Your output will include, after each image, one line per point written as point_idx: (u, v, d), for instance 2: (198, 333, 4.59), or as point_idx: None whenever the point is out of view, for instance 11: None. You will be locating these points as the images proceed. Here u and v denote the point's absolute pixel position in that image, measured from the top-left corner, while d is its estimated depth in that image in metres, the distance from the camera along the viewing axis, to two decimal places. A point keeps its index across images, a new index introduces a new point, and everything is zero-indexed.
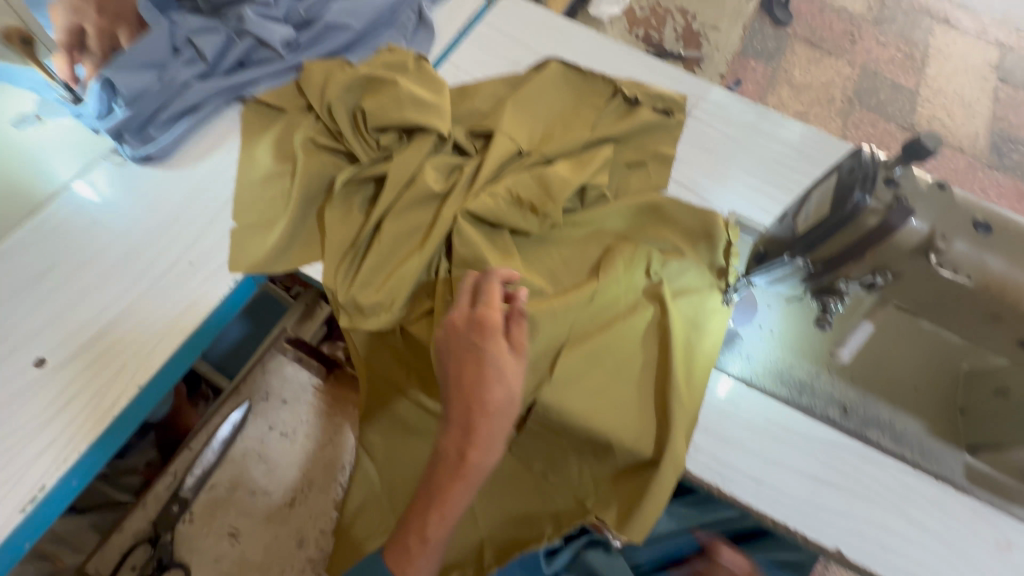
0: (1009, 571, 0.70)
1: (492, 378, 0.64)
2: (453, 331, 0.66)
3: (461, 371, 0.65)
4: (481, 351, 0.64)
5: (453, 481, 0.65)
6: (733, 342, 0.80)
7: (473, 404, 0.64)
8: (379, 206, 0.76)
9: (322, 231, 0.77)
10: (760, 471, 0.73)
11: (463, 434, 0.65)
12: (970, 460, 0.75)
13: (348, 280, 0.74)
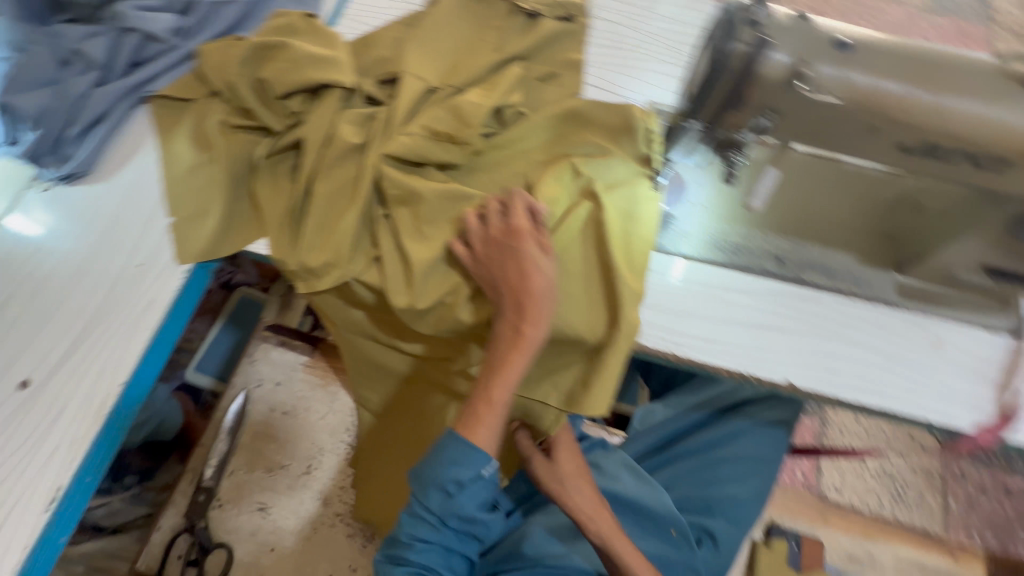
0: (946, 366, 0.77)
1: (531, 270, 0.71)
2: (490, 241, 0.73)
3: (506, 277, 0.71)
4: (514, 250, 0.71)
5: (510, 353, 0.69)
6: (669, 222, 0.84)
7: (517, 291, 0.70)
8: (304, 171, 0.79)
9: (257, 207, 0.80)
10: (710, 331, 0.79)
11: (516, 313, 0.70)
12: (900, 279, 0.81)
13: (293, 247, 0.78)
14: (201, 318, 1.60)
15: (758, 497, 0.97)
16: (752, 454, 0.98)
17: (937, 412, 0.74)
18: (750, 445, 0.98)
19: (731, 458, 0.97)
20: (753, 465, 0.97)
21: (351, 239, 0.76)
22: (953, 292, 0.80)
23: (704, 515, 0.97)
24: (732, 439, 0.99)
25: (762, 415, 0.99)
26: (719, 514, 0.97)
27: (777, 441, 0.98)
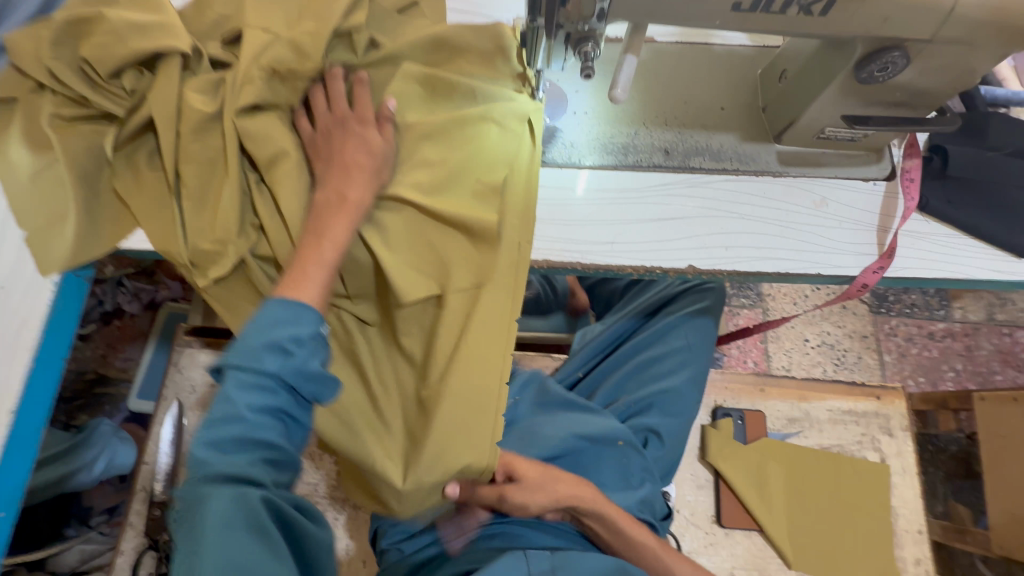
0: (831, 221, 0.81)
1: (356, 144, 0.72)
2: (322, 126, 0.74)
3: (326, 157, 0.72)
4: (339, 131, 0.73)
5: (334, 214, 0.70)
6: (556, 137, 0.84)
7: (336, 163, 0.72)
8: (165, 153, 0.73)
9: (127, 202, 0.75)
10: (611, 235, 0.80)
11: (339, 177, 0.71)
12: (779, 148, 0.84)
13: (177, 236, 0.73)
14: (131, 346, 1.59)
15: (699, 385, 1.05)
16: (687, 344, 1.04)
17: (827, 264, 0.79)
18: (683, 336, 1.05)
19: (670, 352, 1.04)
20: (689, 356, 1.04)
21: (232, 215, 0.72)
22: (828, 151, 0.84)
23: (644, 414, 1.02)
24: (668, 334, 1.05)
25: (688, 307, 1.06)
26: (658, 407, 1.02)
27: (707, 328, 1.05)
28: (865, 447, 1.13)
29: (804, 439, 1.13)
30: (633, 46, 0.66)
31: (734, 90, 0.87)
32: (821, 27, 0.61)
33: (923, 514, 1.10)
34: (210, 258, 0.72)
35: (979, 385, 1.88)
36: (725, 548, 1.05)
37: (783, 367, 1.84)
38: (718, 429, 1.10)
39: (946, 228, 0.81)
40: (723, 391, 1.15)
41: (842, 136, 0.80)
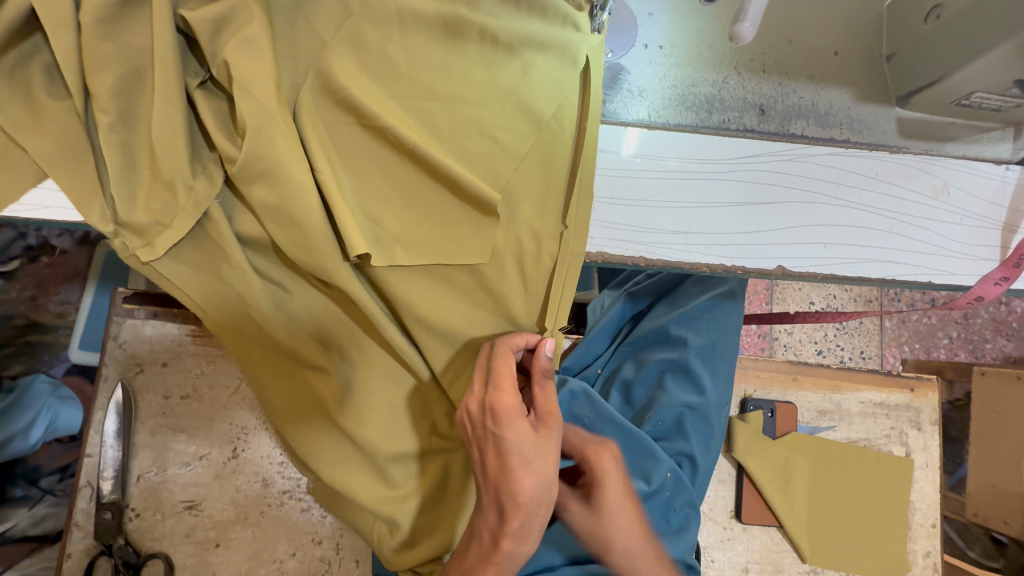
0: (948, 213, 0.65)
1: (516, 468, 0.54)
2: (471, 421, 0.57)
3: (483, 453, 0.56)
4: (491, 431, 0.55)
5: (486, 565, 0.56)
6: (619, 79, 0.62)
7: (502, 496, 0.55)
8: (62, 62, 0.48)
9: (11, 138, 0.50)
10: (684, 221, 0.62)
11: (496, 518, 0.56)
12: (901, 114, 0.65)
13: (94, 192, 0.50)
14: (67, 287, 1.28)
15: (721, 395, 0.89)
16: (706, 342, 0.89)
17: (940, 272, 0.64)
18: (701, 331, 0.89)
19: (683, 349, 0.89)
20: (709, 354, 0.89)
21: (183, 175, 0.50)
22: (959, 121, 0.66)
23: (677, 438, 0.89)
24: (682, 327, 0.90)
25: (707, 294, 0.90)
26: (690, 430, 0.88)
27: (730, 319, 0.89)
28: (892, 441, 1.06)
29: (833, 433, 1.05)
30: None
31: (855, 27, 0.66)
32: None
33: (938, 508, 1.07)
34: (165, 243, 0.51)
35: (971, 354, 1.86)
36: (741, 543, 1.00)
37: (786, 329, 1.76)
38: (747, 422, 1.01)
39: None
40: (754, 380, 1.05)
41: (987, 105, 0.62)
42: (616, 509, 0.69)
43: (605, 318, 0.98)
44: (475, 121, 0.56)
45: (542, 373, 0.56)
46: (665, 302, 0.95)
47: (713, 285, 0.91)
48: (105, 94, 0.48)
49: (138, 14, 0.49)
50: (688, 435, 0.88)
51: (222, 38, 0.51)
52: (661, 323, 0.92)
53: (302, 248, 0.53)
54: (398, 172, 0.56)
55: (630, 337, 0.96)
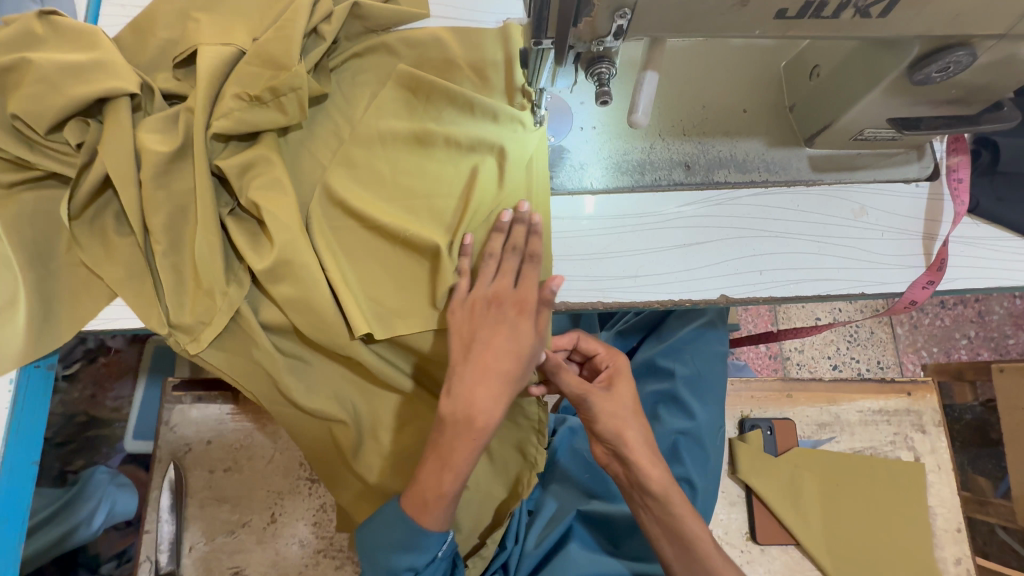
0: (869, 230, 0.74)
1: (500, 347, 0.61)
2: (493, 304, 0.63)
3: (489, 336, 0.62)
4: (511, 317, 0.62)
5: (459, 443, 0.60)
6: (563, 157, 0.75)
7: (483, 368, 0.61)
8: (128, 210, 0.63)
9: (92, 271, 0.65)
10: (633, 267, 0.72)
11: (471, 398, 0.60)
12: (811, 152, 0.76)
13: (153, 305, 0.64)
14: (120, 382, 1.44)
15: (712, 420, 0.96)
16: (692, 371, 0.98)
17: (871, 282, 0.72)
18: (686, 361, 0.99)
19: (672, 379, 0.98)
20: (697, 382, 0.97)
21: (220, 283, 0.63)
22: (865, 152, 0.76)
23: (672, 463, 0.94)
24: (668, 359, 0.99)
25: (689, 325, 1.00)
26: (686, 455, 0.93)
27: (714, 348, 0.99)
28: (899, 447, 1.08)
29: (835, 445, 1.08)
30: (657, 65, 0.58)
31: (757, 88, 0.78)
32: (870, 27, 0.53)
33: (960, 511, 1.06)
34: (207, 337, 0.63)
35: (994, 351, 1.82)
36: (761, 565, 1.01)
37: (796, 347, 1.78)
38: (748, 443, 1.05)
39: (998, 229, 0.74)
40: (749, 401, 1.10)
41: (880, 137, 0.72)
42: (630, 426, 0.69)
43: None
44: (448, 209, 0.69)
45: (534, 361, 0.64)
46: (650, 337, 1.04)
47: (692, 317, 1.01)
48: (160, 229, 0.63)
49: (183, 168, 0.65)
50: (683, 460, 0.93)
51: (246, 175, 0.66)
52: (649, 355, 1.01)
53: (316, 328, 0.65)
54: (393, 259, 0.68)
55: None
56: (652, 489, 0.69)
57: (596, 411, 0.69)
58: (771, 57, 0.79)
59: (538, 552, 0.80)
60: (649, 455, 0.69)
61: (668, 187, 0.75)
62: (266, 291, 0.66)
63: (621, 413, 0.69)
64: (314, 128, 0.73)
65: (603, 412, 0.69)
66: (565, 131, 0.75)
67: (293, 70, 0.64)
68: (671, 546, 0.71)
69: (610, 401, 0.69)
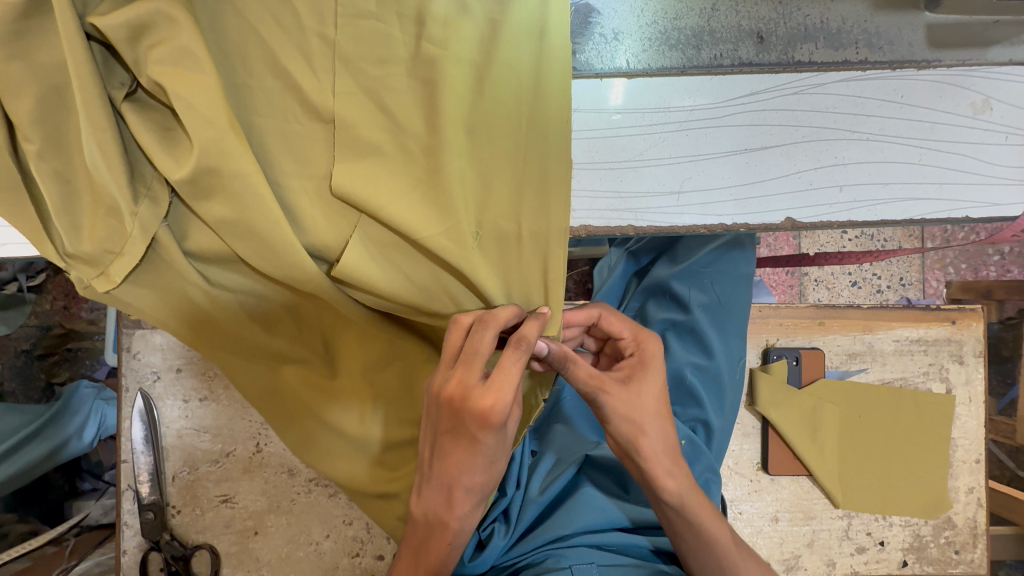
0: (989, 133, 0.56)
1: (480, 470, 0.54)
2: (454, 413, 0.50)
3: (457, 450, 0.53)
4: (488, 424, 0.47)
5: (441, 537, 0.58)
6: (590, 24, 0.55)
7: (456, 496, 0.55)
8: None
9: None
10: (677, 180, 0.55)
11: (442, 508, 0.57)
12: (930, 19, 0.55)
13: (42, 227, 0.48)
14: None
15: (733, 352, 0.86)
16: (712, 299, 0.85)
17: (980, 204, 0.56)
18: (705, 288, 0.85)
19: (688, 309, 0.86)
20: (719, 311, 0.85)
21: (124, 199, 0.47)
22: (1005, 20, 0.55)
23: (690, 404, 0.86)
24: (685, 284, 0.86)
25: (708, 246, 0.84)
26: (702, 394, 0.85)
27: (740, 273, 0.85)
28: (931, 378, 1.00)
29: (865, 376, 1.00)
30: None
31: None
32: None
33: (984, 443, 1.01)
34: (119, 271, 0.49)
35: None
36: (770, 493, 0.98)
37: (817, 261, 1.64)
38: (770, 374, 0.97)
39: None
40: (776, 328, 0.99)
41: None
42: (647, 433, 0.61)
43: (608, 287, 0.93)
44: (432, 99, 0.51)
45: (523, 342, 0.48)
46: (666, 259, 0.89)
47: (711, 239, 0.85)
48: (30, 122, 0.45)
49: (45, 27, 0.44)
50: (703, 400, 0.85)
51: (142, 44, 0.47)
52: (661, 281, 0.88)
53: (264, 259, 0.51)
54: (361, 166, 0.51)
55: (634, 296, 0.92)
56: (668, 499, 0.62)
57: (609, 410, 0.59)
58: None
59: (542, 499, 0.74)
60: (667, 462, 0.62)
61: (733, 69, 0.55)
62: (194, 211, 0.50)
63: (639, 415, 0.60)
64: None
65: (617, 412, 0.59)
66: None
67: None
68: (685, 547, 0.65)
69: (626, 399, 0.60)
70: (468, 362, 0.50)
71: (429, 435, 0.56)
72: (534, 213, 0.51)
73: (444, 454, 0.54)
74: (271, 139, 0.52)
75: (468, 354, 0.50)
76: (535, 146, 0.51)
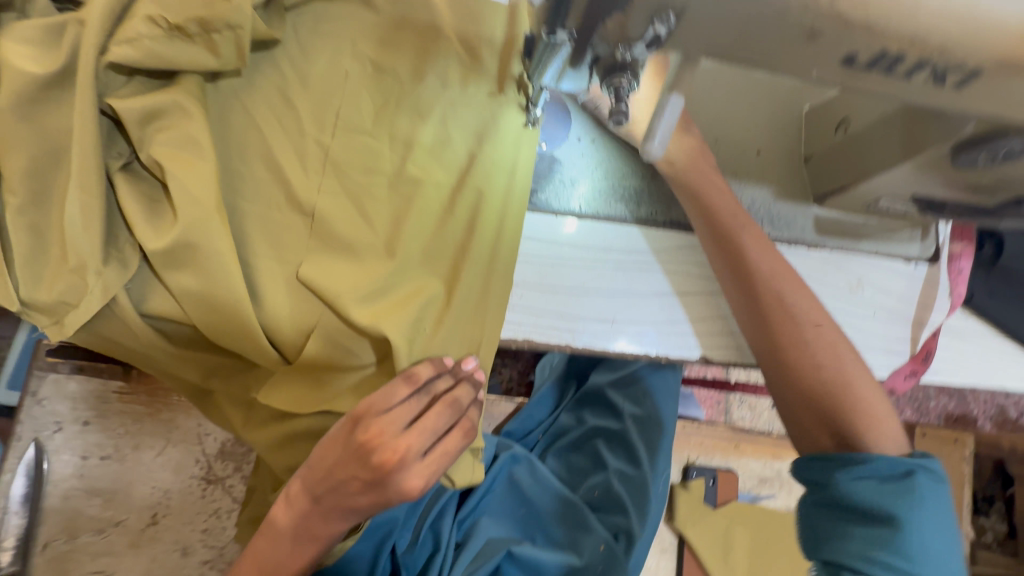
0: (862, 307, 0.68)
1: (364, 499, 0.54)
2: (360, 451, 0.51)
3: (352, 485, 0.53)
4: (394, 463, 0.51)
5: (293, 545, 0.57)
6: (552, 171, 0.65)
7: (320, 508, 0.55)
8: None
9: None
10: (611, 310, 0.63)
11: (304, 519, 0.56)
12: (818, 212, 0.69)
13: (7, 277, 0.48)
14: None
15: (659, 464, 0.88)
16: (643, 412, 0.92)
17: None
18: (639, 400, 0.93)
19: (621, 419, 0.93)
20: (651, 424, 0.91)
21: (93, 259, 0.48)
22: (871, 221, 0.69)
23: (615, 511, 0.89)
24: (619, 395, 0.94)
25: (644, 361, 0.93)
26: (629, 503, 0.88)
27: (671, 390, 0.92)
28: None
29: (773, 501, 1.06)
30: (688, 212, 0.64)
31: (776, 129, 0.70)
32: (943, 96, 0.41)
33: None
34: (73, 323, 0.49)
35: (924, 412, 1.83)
36: None
37: None
38: (688, 491, 1.02)
39: (987, 328, 0.69)
40: (697, 447, 1.05)
41: (894, 209, 0.66)
42: None
43: (544, 388, 1.00)
44: (408, 212, 0.58)
45: (451, 404, 0.53)
46: (604, 368, 0.97)
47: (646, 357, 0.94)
48: (21, 177, 0.47)
49: (66, 101, 0.48)
50: (628, 510, 0.88)
51: (153, 127, 0.51)
52: (599, 389, 0.96)
53: (222, 331, 0.53)
54: (331, 259, 0.55)
55: (572, 399, 0.99)
56: None
57: None
58: (795, 97, 0.71)
59: None
60: None
61: (665, 223, 0.66)
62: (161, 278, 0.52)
63: None
64: (255, 81, 0.59)
65: None
66: (559, 141, 0.65)
67: (235, 2, 0.49)
68: None
69: None
70: (382, 463, 0.51)
71: (319, 462, 0.54)
72: (485, 323, 0.57)
73: (336, 481, 0.53)
74: (252, 222, 0.56)
75: (385, 460, 0.51)
76: (495, 266, 0.58)
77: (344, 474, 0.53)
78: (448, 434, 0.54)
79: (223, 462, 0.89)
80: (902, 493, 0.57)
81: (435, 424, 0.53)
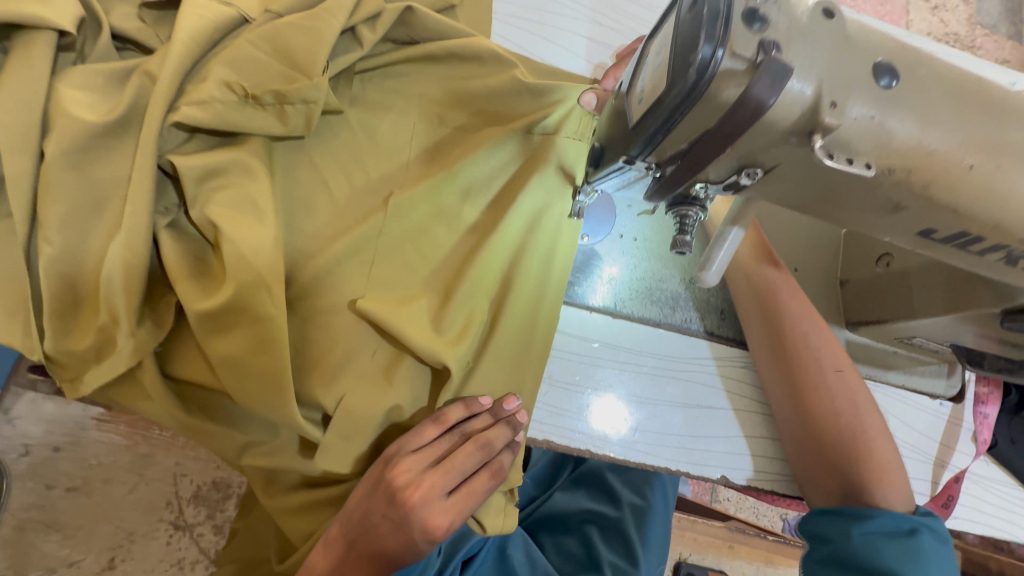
0: None
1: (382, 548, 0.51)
2: (384, 488, 0.49)
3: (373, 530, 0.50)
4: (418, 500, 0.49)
5: None
6: (590, 264, 0.63)
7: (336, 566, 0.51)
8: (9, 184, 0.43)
9: None
10: (635, 416, 0.61)
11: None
12: (848, 335, 0.68)
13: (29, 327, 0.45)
14: None
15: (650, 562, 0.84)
16: (641, 502, 0.89)
17: None
18: (638, 489, 0.90)
19: (618, 505, 0.89)
20: (647, 516, 0.87)
21: (124, 318, 0.44)
22: (901, 351, 0.68)
23: None
24: (619, 479, 0.91)
25: None
26: None
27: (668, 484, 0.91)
28: None
29: None
30: (744, 312, 0.64)
31: (814, 247, 0.70)
32: (1013, 274, 0.41)
33: None
34: (92, 380, 0.46)
35: None
36: None
37: None
38: None
39: (1006, 476, 0.69)
40: (690, 542, 1.02)
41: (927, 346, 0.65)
42: None
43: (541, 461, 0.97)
44: None
45: (481, 445, 0.51)
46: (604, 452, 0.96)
47: None
48: (54, 225, 0.43)
49: (119, 149, 0.46)
50: None
51: (210, 186, 0.48)
52: (598, 471, 0.93)
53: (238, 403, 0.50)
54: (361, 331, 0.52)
55: (568, 478, 0.96)
56: None
57: None
58: None
59: None
60: None
61: (699, 330, 0.65)
62: (185, 339, 0.49)
63: None
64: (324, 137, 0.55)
65: None
66: (601, 234, 0.64)
67: (315, 79, 0.48)
68: None
69: None
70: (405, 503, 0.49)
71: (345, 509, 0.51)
72: None
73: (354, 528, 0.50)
74: (294, 287, 0.52)
75: (408, 497, 0.49)
76: (531, 363, 0.56)
77: (368, 520, 0.50)
78: (476, 475, 0.52)
79: (195, 507, 0.83)
80: (907, 555, 0.54)
81: (463, 462, 0.51)
